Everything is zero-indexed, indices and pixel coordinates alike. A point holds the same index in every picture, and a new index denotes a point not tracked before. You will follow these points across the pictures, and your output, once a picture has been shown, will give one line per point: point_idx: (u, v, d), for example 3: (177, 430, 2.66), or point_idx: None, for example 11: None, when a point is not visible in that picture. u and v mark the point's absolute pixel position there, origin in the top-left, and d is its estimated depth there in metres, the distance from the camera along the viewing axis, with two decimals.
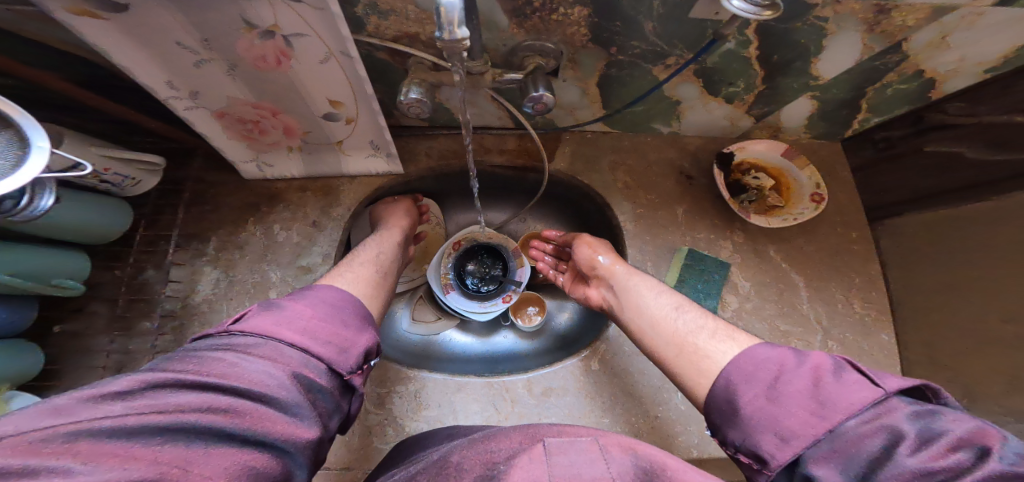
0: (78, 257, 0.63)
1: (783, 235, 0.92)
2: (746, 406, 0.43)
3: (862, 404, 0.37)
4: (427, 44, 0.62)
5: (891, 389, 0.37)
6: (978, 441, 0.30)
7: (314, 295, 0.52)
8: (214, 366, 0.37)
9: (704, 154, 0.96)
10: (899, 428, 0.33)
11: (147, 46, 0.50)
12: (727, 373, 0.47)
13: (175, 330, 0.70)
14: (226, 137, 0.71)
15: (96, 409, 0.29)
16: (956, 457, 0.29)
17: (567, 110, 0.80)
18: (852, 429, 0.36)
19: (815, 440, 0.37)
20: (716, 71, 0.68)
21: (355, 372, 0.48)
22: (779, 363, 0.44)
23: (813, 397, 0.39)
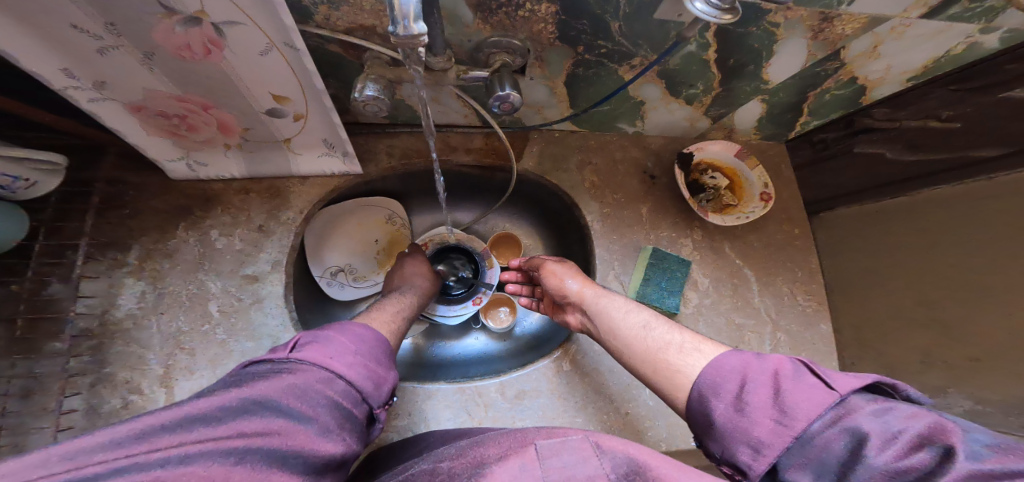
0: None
1: (737, 232, 0.97)
2: (719, 419, 0.44)
3: (824, 405, 0.37)
4: (385, 38, 0.58)
5: (847, 389, 0.38)
6: (936, 435, 0.31)
7: (354, 330, 0.53)
8: (271, 390, 0.39)
9: (666, 154, 0.99)
10: (860, 427, 0.34)
11: (33, 29, 0.42)
12: (697, 391, 0.48)
13: (93, 350, 0.62)
14: (146, 133, 0.62)
15: (180, 430, 0.31)
16: (918, 455, 0.30)
17: (534, 109, 0.79)
18: (818, 432, 0.36)
19: (785, 448, 0.38)
20: (677, 73, 0.70)
21: (382, 407, 0.49)
22: (743, 377, 0.45)
23: (774, 406, 0.40)
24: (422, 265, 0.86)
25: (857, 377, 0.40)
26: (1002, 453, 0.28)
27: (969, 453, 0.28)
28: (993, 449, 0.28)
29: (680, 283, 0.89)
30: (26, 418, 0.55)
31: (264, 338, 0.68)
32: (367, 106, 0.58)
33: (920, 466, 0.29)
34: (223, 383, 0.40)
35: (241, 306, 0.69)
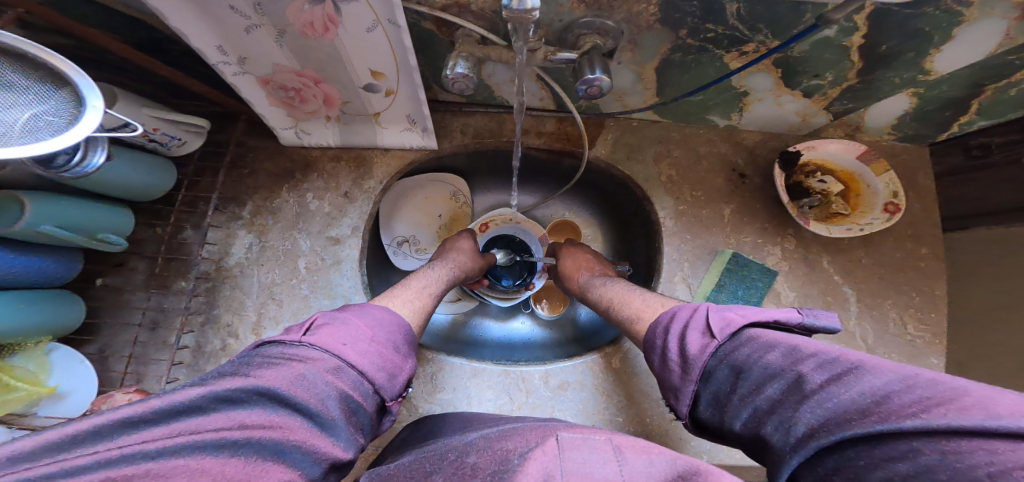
0: (121, 213, 0.63)
1: (841, 246, 0.84)
2: (655, 370, 0.50)
3: (715, 346, 0.44)
4: (478, 15, 0.56)
5: (734, 327, 0.44)
6: (796, 361, 0.37)
7: (375, 313, 0.51)
8: (277, 376, 0.37)
9: (764, 150, 0.87)
10: (744, 361, 0.41)
11: (203, 7, 0.50)
12: (643, 345, 0.54)
13: (208, 291, 0.72)
14: (268, 104, 0.70)
15: (177, 421, 0.30)
16: (781, 381, 0.37)
17: (617, 95, 0.72)
18: (714, 367, 0.43)
19: (694, 389, 0.44)
20: (802, 61, 0.59)
21: (395, 399, 0.47)
22: (667, 328, 0.51)
23: (682, 353, 0.46)
24: (466, 240, 0.86)
25: (760, 316, 0.45)
26: (838, 373, 0.34)
27: (816, 380, 0.34)
28: (834, 371, 0.34)
29: (758, 295, 0.80)
30: (149, 350, 0.67)
31: (338, 297, 0.75)
32: (455, 83, 0.59)
33: (780, 392, 0.36)
34: (235, 364, 0.39)
35: (323, 265, 0.76)
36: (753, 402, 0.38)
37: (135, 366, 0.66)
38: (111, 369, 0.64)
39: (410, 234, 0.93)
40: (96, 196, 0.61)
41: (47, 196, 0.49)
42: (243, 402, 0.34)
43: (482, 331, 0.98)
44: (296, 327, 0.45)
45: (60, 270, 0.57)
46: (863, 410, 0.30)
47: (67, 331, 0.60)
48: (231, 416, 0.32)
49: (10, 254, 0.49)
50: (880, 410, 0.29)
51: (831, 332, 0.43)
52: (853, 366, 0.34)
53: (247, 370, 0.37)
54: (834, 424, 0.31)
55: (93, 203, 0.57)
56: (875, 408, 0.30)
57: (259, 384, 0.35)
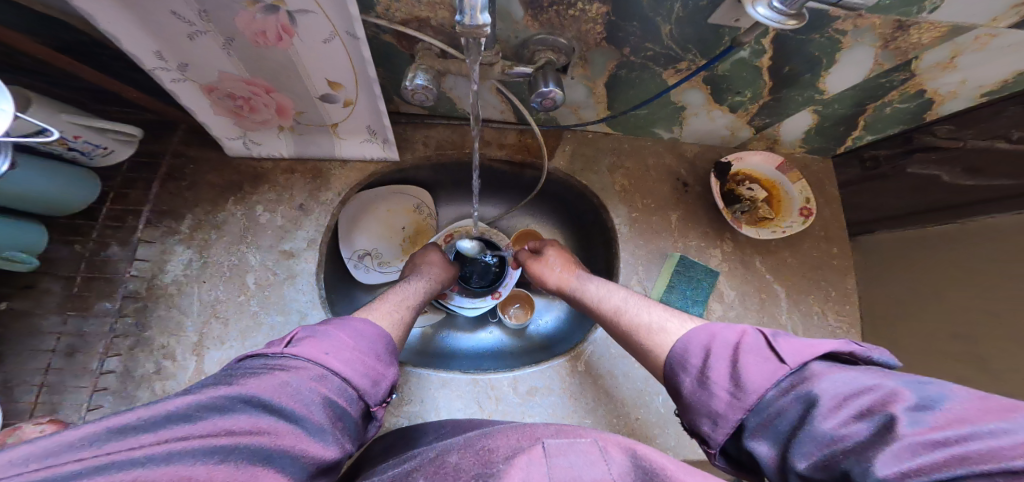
0: (30, 229, 0.58)
1: (769, 246, 0.94)
2: (686, 393, 0.44)
3: (778, 376, 0.37)
4: (437, 31, 0.59)
5: (803, 358, 0.37)
6: (881, 398, 0.30)
7: (354, 327, 0.49)
8: (263, 386, 0.36)
9: (701, 162, 0.96)
10: (812, 393, 0.34)
11: (140, 15, 0.47)
12: (668, 366, 0.48)
13: (135, 313, 0.65)
14: (214, 112, 0.67)
15: (163, 429, 0.29)
16: (866, 421, 0.29)
17: (571, 108, 0.78)
18: (773, 401, 0.36)
19: (741, 418, 0.38)
20: (725, 79, 0.68)
21: (380, 404, 0.46)
22: (706, 348, 0.45)
23: (732, 379, 0.40)
24: (436, 254, 0.86)
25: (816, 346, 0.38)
26: (946, 417, 0.26)
27: (910, 418, 0.27)
28: (940, 413, 0.27)
29: (704, 293, 0.87)
30: (65, 378, 0.59)
31: (293, 313, 0.71)
32: (415, 95, 0.60)
33: (862, 431, 0.29)
34: (215, 376, 0.38)
35: (276, 280, 0.72)
36: (814, 436, 0.31)
37: (46, 397, 0.58)
38: (16, 400, 0.57)
39: (373, 247, 0.91)
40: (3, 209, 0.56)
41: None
42: (229, 410, 0.33)
43: (449, 344, 0.97)
44: (276, 341, 0.44)
45: None
46: (966, 452, 0.24)
47: None
48: (217, 423, 0.31)
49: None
50: (987, 452, 0.23)
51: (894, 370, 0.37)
52: (964, 408, 0.27)
53: (229, 381, 0.36)
54: (926, 463, 0.24)
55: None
56: (986, 451, 0.23)
57: (243, 392, 0.35)
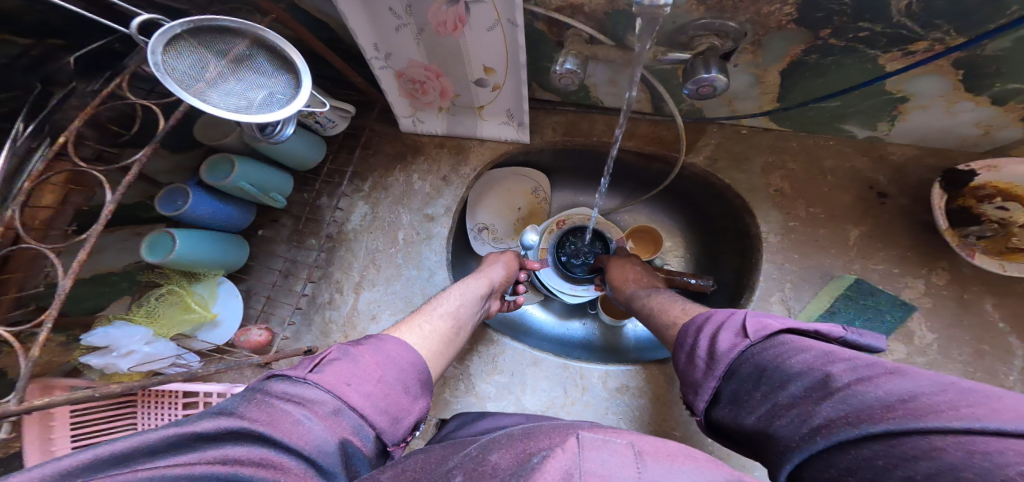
0: (284, 179, 0.82)
1: (1014, 286, 0.66)
2: (680, 369, 0.49)
3: (741, 346, 0.43)
4: (590, 17, 0.55)
5: (766, 328, 0.44)
6: (820, 360, 0.38)
7: (381, 347, 0.45)
8: (281, 419, 0.33)
9: (916, 169, 0.71)
10: (766, 362, 0.41)
11: (368, 10, 0.60)
12: (674, 342, 0.53)
13: (328, 251, 0.86)
14: (397, 95, 0.79)
15: (167, 457, 0.27)
16: (807, 379, 0.37)
17: (724, 101, 0.64)
18: (737, 365, 0.43)
19: (717, 385, 0.44)
20: (997, 62, 0.46)
21: (399, 444, 0.41)
22: (700, 328, 0.50)
23: (709, 352, 0.46)
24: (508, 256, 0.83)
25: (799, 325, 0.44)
26: (874, 373, 0.34)
27: (842, 377, 0.35)
28: (868, 371, 0.35)
29: (886, 329, 0.66)
30: (279, 294, 0.84)
31: (424, 270, 0.84)
32: (561, 80, 0.59)
33: (804, 389, 0.36)
34: (234, 397, 0.36)
35: (417, 239, 0.85)
36: (773, 401, 0.38)
37: (267, 306, 0.83)
38: (251, 305, 0.83)
39: (490, 223, 0.96)
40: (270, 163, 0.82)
41: (245, 162, 0.72)
42: (235, 441, 0.30)
43: (543, 323, 1.00)
44: (306, 361, 0.42)
45: (238, 214, 0.79)
46: (889, 408, 0.31)
47: (232, 269, 0.81)
48: (229, 452, 0.29)
49: (216, 199, 0.73)
50: (913, 408, 0.30)
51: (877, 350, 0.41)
52: (886, 367, 0.35)
53: (241, 409, 0.34)
54: (861, 422, 0.31)
55: (267, 167, 0.77)
56: (902, 407, 0.30)
57: (251, 423, 0.32)
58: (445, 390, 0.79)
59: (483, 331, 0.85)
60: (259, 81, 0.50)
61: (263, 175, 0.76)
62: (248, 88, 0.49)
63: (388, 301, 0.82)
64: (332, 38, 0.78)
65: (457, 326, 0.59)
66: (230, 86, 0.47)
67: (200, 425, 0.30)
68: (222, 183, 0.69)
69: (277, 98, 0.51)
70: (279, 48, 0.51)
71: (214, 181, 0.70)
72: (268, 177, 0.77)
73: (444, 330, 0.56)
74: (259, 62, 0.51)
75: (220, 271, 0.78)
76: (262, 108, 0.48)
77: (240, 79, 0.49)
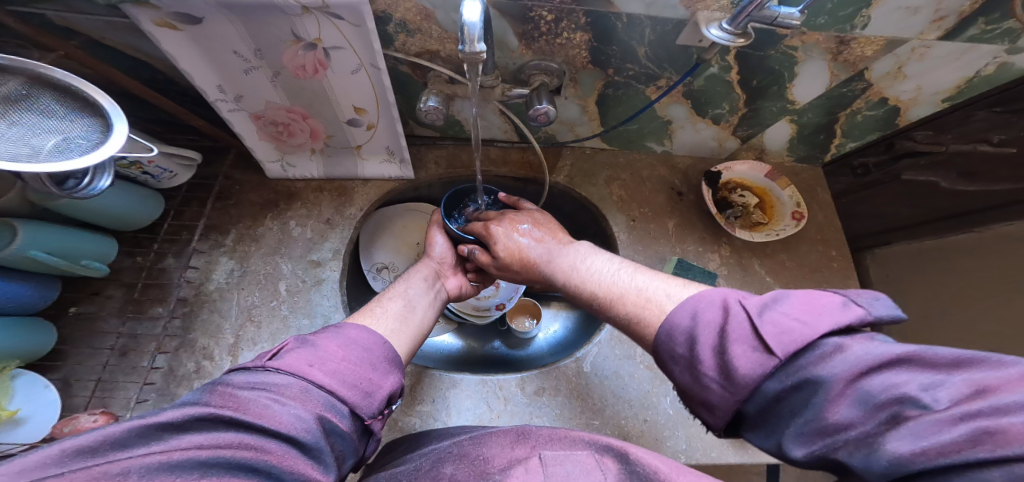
0: (104, 242, 0.68)
1: (766, 250, 0.98)
2: (679, 383, 0.42)
3: (773, 363, 0.35)
4: (447, 60, 0.69)
5: (802, 340, 0.34)
6: (889, 378, 0.29)
7: (342, 333, 0.46)
8: (250, 402, 0.33)
9: (693, 172, 1.03)
10: (810, 377, 0.32)
11: (210, 54, 0.62)
12: (657, 350, 0.45)
13: (185, 316, 0.70)
14: (258, 138, 0.78)
15: (138, 448, 0.26)
16: (866, 404, 0.29)
17: (567, 127, 0.85)
18: (772, 390, 0.35)
19: (738, 406, 0.37)
20: (703, 94, 0.76)
21: (376, 417, 0.42)
22: (691, 336, 0.42)
23: (723, 369, 0.38)
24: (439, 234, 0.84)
25: (822, 318, 0.35)
26: (966, 392, 0.26)
27: (922, 397, 0.27)
28: (960, 387, 0.27)
29: None
30: (116, 376, 0.64)
31: (317, 316, 0.75)
32: (428, 114, 0.70)
33: (868, 417, 0.29)
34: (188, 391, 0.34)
35: (303, 287, 0.77)
36: (819, 424, 0.31)
37: (100, 392, 0.62)
38: (73, 396, 0.61)
39: (390, 261, 0.95)
40: (85, 223, 0.67)
41: (36, 226, 0.56)
42: (203, 429, 0.30)
43: (459, 351, 1.01)
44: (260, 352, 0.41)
45: (39, 296, 0.61)
46: (973, 437, 0.24)
47: (33, 359, 0.61)
48: (204, 438, 0.29)
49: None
50: (1003, 433, 0.23)
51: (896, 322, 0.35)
52: (981, 379, 0.26)
53: (201, 396, 0.33)
54: (934, 448, 0.25)
55: (73, 229, 0.62)
56: (999, 432, 0.23)
57: (219, 409, 0.31)
58: None
59: None
60: (49, 127, 0.48)
61: (68, 240, 0.60)
62: (31, 133, 0.46)
63: None
64: (167, 81, 0.72)
65: (404, 305, 0.62)
66: (1, 130, 0.45)
67: (164, 415, 0.29)
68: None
69: (76, 142, 0.48)
70: (74, 87, 0.49)
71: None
72: (75, 243, 0.62)
73: (397, 312, 0.60)
74: (44, 104, 0.48)
75: (13, 363, 0.57)
76: (53, 155, 0.46)
77: (16, 123, 0.46)
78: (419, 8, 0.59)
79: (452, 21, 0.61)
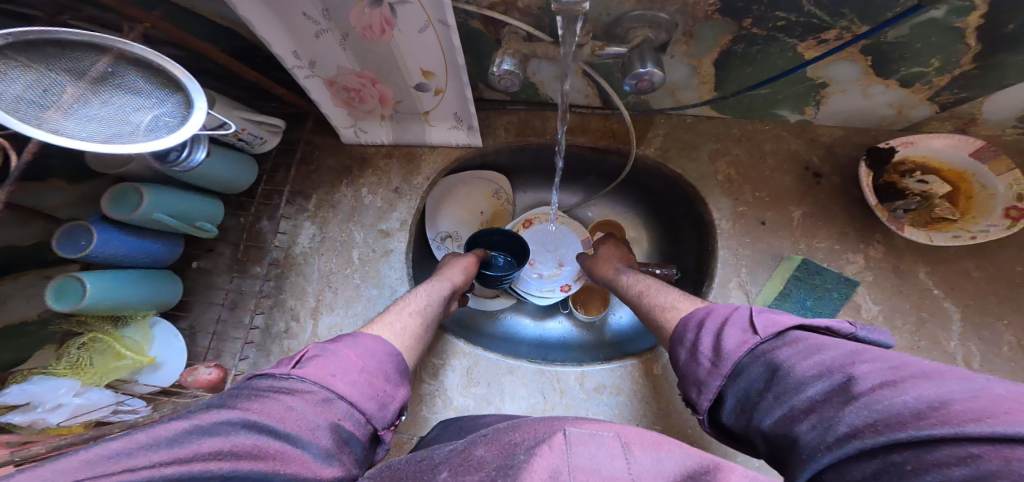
0: (212, 203, 0.74)
1: (943, 253, 0.72)
2: (681, 364, 0.48)
3: (752, 344, 0.42)
4: (524, 12, 0.56)
5: (775, 330, 0.42)
6: (844, 362, 0.35)
7: (360, 343, 0.51)
8: (272, 408, 0.38)
9: (843, 147, 0.76)
10: (778, 359, 0.39)
11: (282, 18, 0.57)
12: (670, 338, 0.52)
13: (277, 277, 0.78)
14: (333, 104, 0.75)
15: (167, 452, 0.30)
16: (827, 380, 0.35)
17: (668, 92, 0.67)
18: (746, 364, 0.41)
19: (721, 384, 0.42)
20: (899, 47, 0.51)
21: (388, 427, 0.47)
22: (700, 324, 0.49)
23: (714, 348, 0.44)
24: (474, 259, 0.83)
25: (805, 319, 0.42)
26: (897, 373, 0.32)
27: (865, 375, 0.33)
28: (893, 370, 0.33)
29: (834, 306, 0.70)
30: (228, 327, 0.74)
31: (385, 288, 0.77)
32: (501, 80, 0.59)
33: (824, 389, 0.34)
34: (217, 398, 0.39)
35: (373, 257, 0.79)
36: (786, 399, 0.36)
37: (215, 343, 0.73)
38: (198, 343, 0.73)
39: (454, 230, 0.93)
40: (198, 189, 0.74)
41: (158, 189, 0.63)
42: (226, 434, 0.33)
43: (518, 327, 0.97)
44: (286, 359, 0.46)
45: (164, 251, 0.70)
46: (917, 412, 0.28)
47: (167, 306, 0.71)
48: (229, 443, 0.33)
49: (128, 237, 0.63)
50: (944, 414, 0.27)
51: (885, 347, 0.40)
52: (907, 366, 0.33)
53: (237, 404, 0.38)
54: (887, 421, 0.29)
55: (185, 193, 0.68)
56: (938, 411, 0.28)
57: (242, 417, 0.35)
58: (421, 408, 0.75)
59: (451, 344, 0.81)
60: (135, 104, 0.42)
61: (181, 203, 0.66)
62: (126, 110, 0.42)
63: (349, 324, 0.74)
64: (250, 49, 0.72)
65: (425, 324, 0.64)
66: (90, 112, 0.40)
67: (186, 424, 0.33)
68: (130, 218, 0.60)
69: (165, 121, 0.43)
70: (156, 64, 0.42)
71: (121, 216, 0.60)
72: (187, 205, 0.68)
73: (414, 329, 0.61)
74: (127, 81, 0.42)
75: (151, 310, 0.67)
76: (143, 136, 0.41)
77: (107, 101, 0.41)
78: None
79: None
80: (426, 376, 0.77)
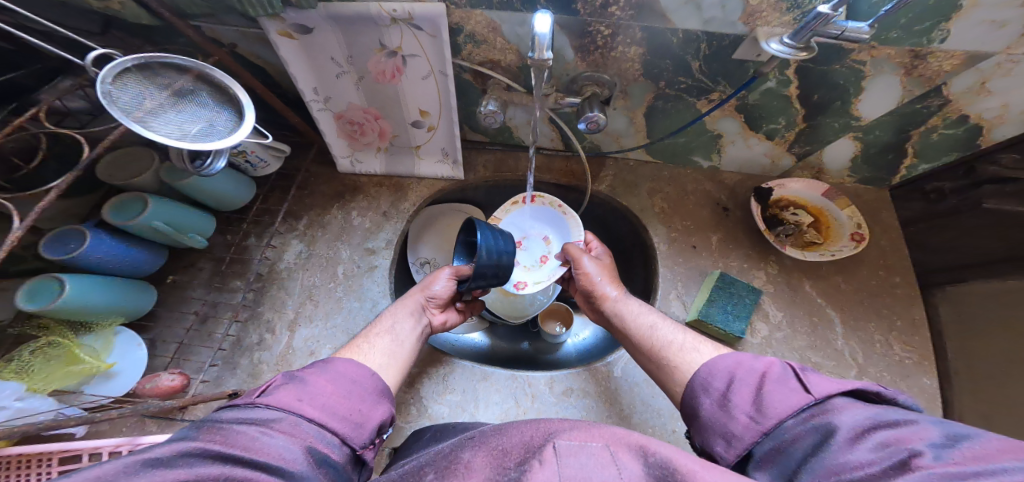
0: (206, 219, 0.76)
1: (820, 271, 0.93)
2: (704, 414, 0.50)
3: (800, 405, 0.42)
4: (506, 69, 0.74)
5: (826, 392, 0.42)
6: (906, 437, 0.34)
7: (334, 369, 0.51)
8: (238, 438, 0.37)
9: (742, 188, 1.00)
10: (831, 427, 0.38)
11: (312, 59, 0.70)
12: (690, 386, 0.53)
13: (258, 291, 0.79)
14: (336, 136, 0.85)
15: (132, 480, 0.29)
16: (885, 453, 0.33)
17: (613, 137, 0.87)
18: (790, 428, 0.41)
19: (755, 441, 0.43)
20: (757, 107, 0.75)
21: (366, 446, 0.47)
22: (730, 376, 0.50)
23: (754, 404, 0.45)
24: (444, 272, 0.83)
25: (847, 384, 0.43)
26: (970, 456, 0.30)
27: (934, 454, 0.31)
28: (963, 452, 0.31)
29: (748, 310, 0.85)
30: (198, 340, 0.73)
31: (368, 300, 0.81)
32: (486, 117, 0.74)
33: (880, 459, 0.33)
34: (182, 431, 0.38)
35: (357, 272, 0.83)
36: (829, 464, 0.35)
37: (181, 353, 0.71)
38: (164, 353, 0.70)
39: (432, 257, 1.01)
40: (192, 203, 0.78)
41: (160, 200, 0.65)
42: (190, 462, 0.33)
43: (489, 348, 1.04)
44: (252, 390, 0.46)
45: (148, 261, 0.70)
46: None
47: (136, 316, 0.70)
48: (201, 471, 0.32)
49: (119, 242, 0.64)
50: None
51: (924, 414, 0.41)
52: (983, 450, 0.31)
53: (200, 434, 0.37)
54: None
55: (184, 207, 0.71)
56: None
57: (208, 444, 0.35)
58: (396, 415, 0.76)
59: (429, 354, 0.84)
60: (198, 114, 0.50)
61: (177, 215, 0.69)
62: (187, 119, 0.48)
63: (328, 335, 0.76)
64: (272, 84, 0.84)
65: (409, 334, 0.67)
66: (170, 116, 0.47)
67: (156, 451, 0.33)
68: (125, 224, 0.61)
69: (217, 129, 0.50)
70: (226, 85, 0.53)
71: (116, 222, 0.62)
72: (182, 217, 0.70)
73: (386, 349, 0.63)
74: (201, 98, 0.51)
75: (121, 319, 0.66)
76: (202, 137, 0.48)
77: (181, 111, 0.49)
78: (487, 22, 0.64)
79: (515, 33, 0.65)
80: (402, 385, 0.80)
